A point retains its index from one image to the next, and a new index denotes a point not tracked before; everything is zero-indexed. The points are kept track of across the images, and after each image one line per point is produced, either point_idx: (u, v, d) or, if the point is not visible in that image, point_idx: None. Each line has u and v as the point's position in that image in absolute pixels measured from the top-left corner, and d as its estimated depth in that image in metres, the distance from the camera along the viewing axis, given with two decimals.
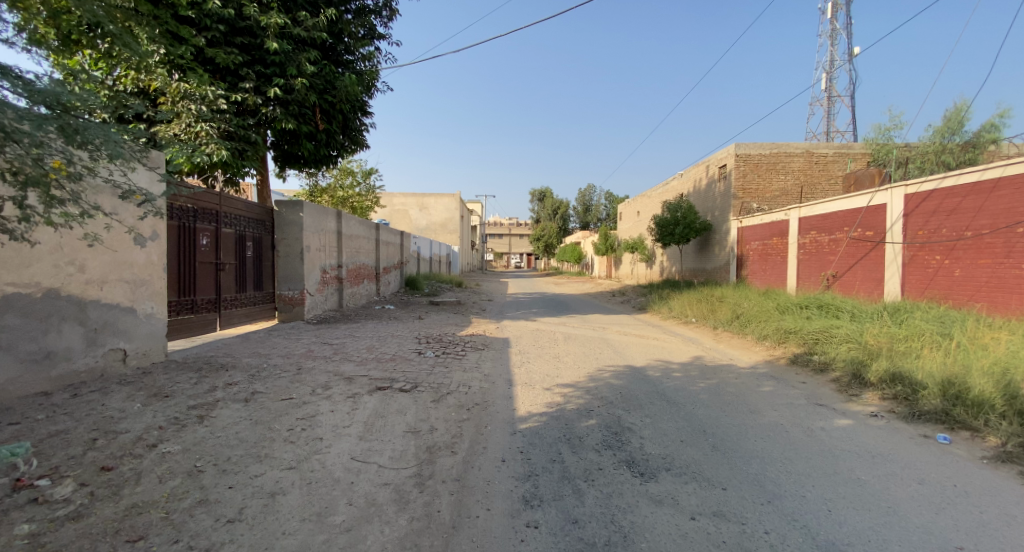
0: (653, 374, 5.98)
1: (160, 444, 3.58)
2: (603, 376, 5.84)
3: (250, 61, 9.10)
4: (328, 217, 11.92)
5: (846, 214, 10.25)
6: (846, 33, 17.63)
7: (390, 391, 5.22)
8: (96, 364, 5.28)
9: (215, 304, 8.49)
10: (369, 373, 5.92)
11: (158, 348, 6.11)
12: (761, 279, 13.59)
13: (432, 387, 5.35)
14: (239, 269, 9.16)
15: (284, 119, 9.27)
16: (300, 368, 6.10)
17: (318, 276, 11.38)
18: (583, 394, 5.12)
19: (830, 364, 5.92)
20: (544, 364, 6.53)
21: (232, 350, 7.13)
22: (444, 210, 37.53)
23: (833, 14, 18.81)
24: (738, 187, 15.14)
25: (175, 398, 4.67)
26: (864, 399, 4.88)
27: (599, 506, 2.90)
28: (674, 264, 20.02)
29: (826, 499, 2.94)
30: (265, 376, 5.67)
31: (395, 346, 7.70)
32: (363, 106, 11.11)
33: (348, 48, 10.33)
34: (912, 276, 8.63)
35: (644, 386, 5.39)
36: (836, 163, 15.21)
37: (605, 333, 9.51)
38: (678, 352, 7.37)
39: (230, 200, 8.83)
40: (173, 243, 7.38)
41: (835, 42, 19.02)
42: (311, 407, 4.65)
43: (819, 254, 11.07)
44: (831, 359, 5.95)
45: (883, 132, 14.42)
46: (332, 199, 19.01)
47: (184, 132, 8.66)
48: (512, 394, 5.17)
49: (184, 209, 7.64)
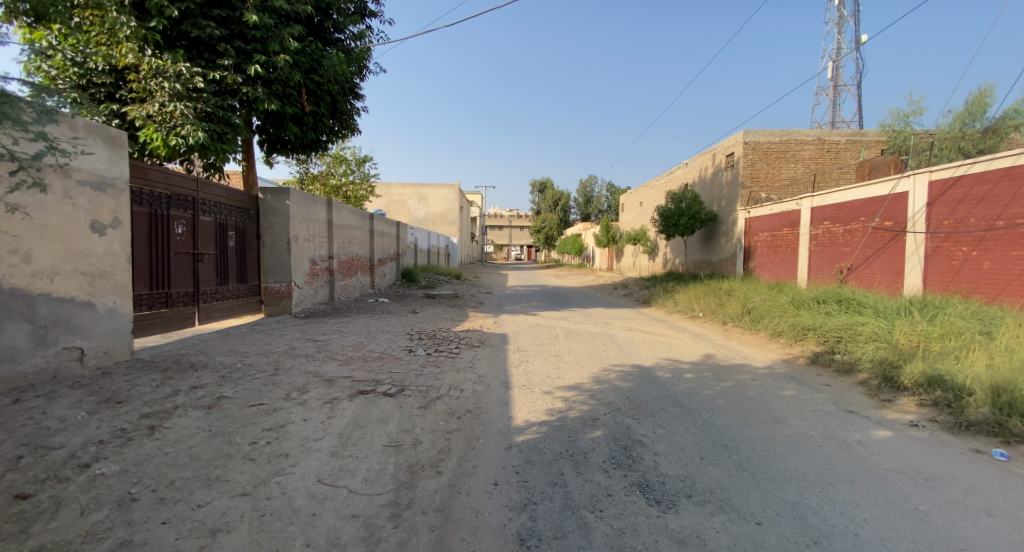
0: (663, 376, 5.47)
1: (94, 464, 3.08)
2: (608, 377, 5.33)
3: (229, 36, 8.56)
4: (318, 206, 11.36)
5: (864, 203, 9.70)
6: (852, 20, 17.15)
7: (374, 395, 4.71)
8: (46, 365, 4.82)
9: (192, 297, 7.95)
10: (352, 374, 5.40)
11: (122, 347, 5.63)
12: (770, 272, 13.08)
13: (420, 391, 4.84)
14: (220, 260, 8.64)
15: (267, 99, 8.73)
16: (278, 368, 5.59)
17: (307, 268, 10.84)
18: (587, 399, 4.61)
19: (855, 365, 5.39)
20: (544, 364, 6.01)
21: (208, 347, 6.60)
22: (443, 201, 36.97)
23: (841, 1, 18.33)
24: (746, 175, 14.59)
25: (129, 404, 4.18)
26: (900, 405, 4.37)
27: (610, 547, 2.39)
28: (678, 256, 19.49)
29: (883, 539, 2.42)
30: (238, 377, 5.16)
31: (384, 343, 7.19)
32: (353, 88, 10.59)
33: (337, 25, 9.86)
34: (934, 268, 8.11)
35: (654, 390, 4.88)
36: (848, 151, 14.66)
37: (608, 328, 9.00)
38: (688, 350, 6.85)
39: (208, 185, 8.29)
40: (144, 231, 6.87)
41: (843, 30, 18.58)
42: (282, 414, 4.14)
43: (834, 245, 10.54)
44: (857, 359, 5.42)
45: (900, 118, 13.80)
46: (325, 187, 18.49)
47: (159, 113, 8.26)
48: (508, 399, 4.64)
49: (156, 194, 7.13)
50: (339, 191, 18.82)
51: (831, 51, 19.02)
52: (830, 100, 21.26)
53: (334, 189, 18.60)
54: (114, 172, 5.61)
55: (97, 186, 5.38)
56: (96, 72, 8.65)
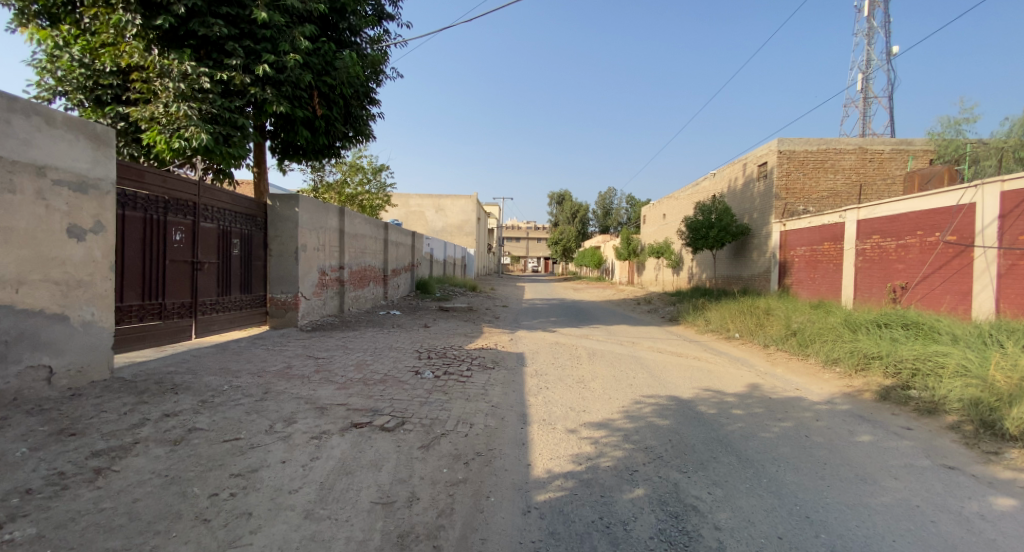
0: (707, 412, 4.69)
1: (7, 526, 2.47)
2: (643, 413, 4.57)
3: (238, 35, 8.06)
4: (329, 213, 10.86)
5: (920, 216, 8.84)
6: (884, 30, 16.45)
7: (369, 429, 4.04)
8: (6, 387, 4.27)
9: (190, 309, 7.42)
10: (349, 402, 4.75)
11: (99, 364, 5.07)
12: (809, 289, 12.17)
13: (423, 425, 4.15)
14: (222, 269, 8.13)
15: (276, 102, 8.20)
16: (267, 392, 4.97)
17: (316, 278, 10.30)
18: (622, 441, 3.87)
19: (946, 408, 4.59)
20: (567, 392, 5.27)
21: (199, 364, 6.02)
22: (461, 212, 36.59)
23: (870, 10, 17.68)
24: (781, 186, 13.75)
25: (84, 437, 3.57)
26: (1012, 460, 3.64)
27: None
28: (705, 270, 18.60)
29: None
30: (220, 403, 4.54)
31: (390, 362, 6.55)
32: (368, 92, 10.10)
33: (352, 27, 9.39)
34: (1007, 288, 7.23)
35: (701, 432, 4.12)
36: (893, 161, 13.67)
37: (635, 349, 8.23)
38: (730, 379, 6.06)
39: (211, 190, 7.80)
40: (138, 237, 6.33)
41: (872, 40, 17.87)
42: (260, 453, 3.50)
43: (884, 262, 9.67)
44: (948, 401, 4.62)
45: (952, 126, 12.77)
46: (340, 196, 18.09)
47: (163, 114, 7.77)
48: (526, 439, 3.94)
49: (153, 199, 6.60)
50: (353, 200, 18.42)
51: (863, 60, 18.24)
52: (859, 112, 20.41)
53: (350, 198, 18.20)
54: (99, 172, 5.06)
55: (77, 187, 4.84)
56: (104, 73, 8.28)
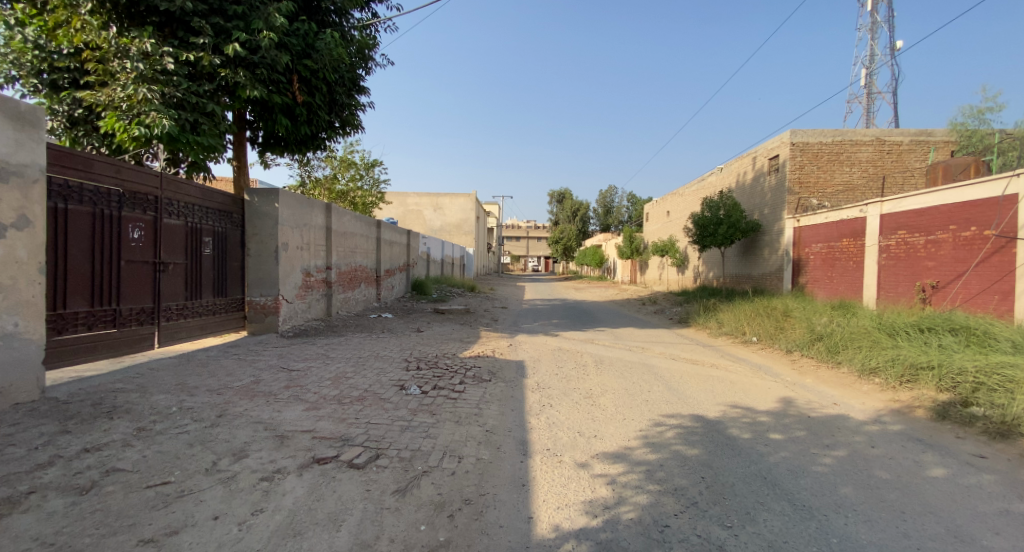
0: (741, 436, 3.96)
1: None
2: (665, 439, 3.83)
3: (206, 12, 7.32)
4: (314, 210, 10.11)
5: (953, 209, 8.14)
6: (889, 24, 15.84)
7: (334, 466, 3.30)
8: None
9: (153, 315, 6.68)
10: (317, 427, 4.00)
11: (27, 382, 4.34)
12: (827, 289, 11.44)
13: (401, 460, 3.41)
14: (190, 270, 7.38)
15: (250, 86, 7.44)
16: (222, 415, 4.22)
17: (299, 279, 9.55)
18: (644, 481, 3.13)
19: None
20: (573, 412, 4.53)
21: (153, 379, 5.28)
22: (459, 210, 35.82)
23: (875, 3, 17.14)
24: (794, 179, 13.02)
25: None
26: None
27: None
28: (713, 268, 17.86)
29: None
30: (160, 431, 3.78)
31: (373, 374, 5.81)
32: (354, 79, 9.37)
33: (335, 7, 8.67)
34: None
35: (740, 465, 3.38)
36: (912, 152, 12.96)
37: (646, 355, 7.49)
38: (758, 392, 5.33)
39: (177, 183, 7.04)
40: (85, 234, 5.59)
41: (877, 33, 17.31)
42: (188, 503, 2.77)
43: (912, 258, 8.94)
44: None
45: (975, 116, 12.07)
46: (331, 193, 17.35)
47: (123, 98, 7.02)
48: (526, 477, 3.21)
49: (105, 192, 5.86)
50: (344, 197, 17.68)
51: (868, 54, 17.65)
52: (864, 108, 19.80)
53: (340, 195, 17.48)
54: (22, 157, 4.31)
55: None
56: (61, 56, 7.53)
